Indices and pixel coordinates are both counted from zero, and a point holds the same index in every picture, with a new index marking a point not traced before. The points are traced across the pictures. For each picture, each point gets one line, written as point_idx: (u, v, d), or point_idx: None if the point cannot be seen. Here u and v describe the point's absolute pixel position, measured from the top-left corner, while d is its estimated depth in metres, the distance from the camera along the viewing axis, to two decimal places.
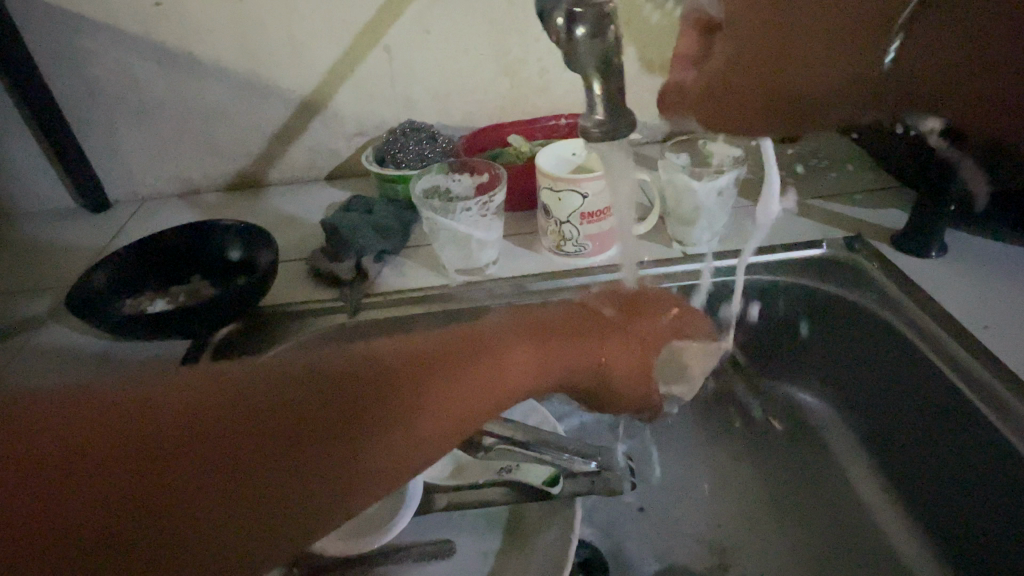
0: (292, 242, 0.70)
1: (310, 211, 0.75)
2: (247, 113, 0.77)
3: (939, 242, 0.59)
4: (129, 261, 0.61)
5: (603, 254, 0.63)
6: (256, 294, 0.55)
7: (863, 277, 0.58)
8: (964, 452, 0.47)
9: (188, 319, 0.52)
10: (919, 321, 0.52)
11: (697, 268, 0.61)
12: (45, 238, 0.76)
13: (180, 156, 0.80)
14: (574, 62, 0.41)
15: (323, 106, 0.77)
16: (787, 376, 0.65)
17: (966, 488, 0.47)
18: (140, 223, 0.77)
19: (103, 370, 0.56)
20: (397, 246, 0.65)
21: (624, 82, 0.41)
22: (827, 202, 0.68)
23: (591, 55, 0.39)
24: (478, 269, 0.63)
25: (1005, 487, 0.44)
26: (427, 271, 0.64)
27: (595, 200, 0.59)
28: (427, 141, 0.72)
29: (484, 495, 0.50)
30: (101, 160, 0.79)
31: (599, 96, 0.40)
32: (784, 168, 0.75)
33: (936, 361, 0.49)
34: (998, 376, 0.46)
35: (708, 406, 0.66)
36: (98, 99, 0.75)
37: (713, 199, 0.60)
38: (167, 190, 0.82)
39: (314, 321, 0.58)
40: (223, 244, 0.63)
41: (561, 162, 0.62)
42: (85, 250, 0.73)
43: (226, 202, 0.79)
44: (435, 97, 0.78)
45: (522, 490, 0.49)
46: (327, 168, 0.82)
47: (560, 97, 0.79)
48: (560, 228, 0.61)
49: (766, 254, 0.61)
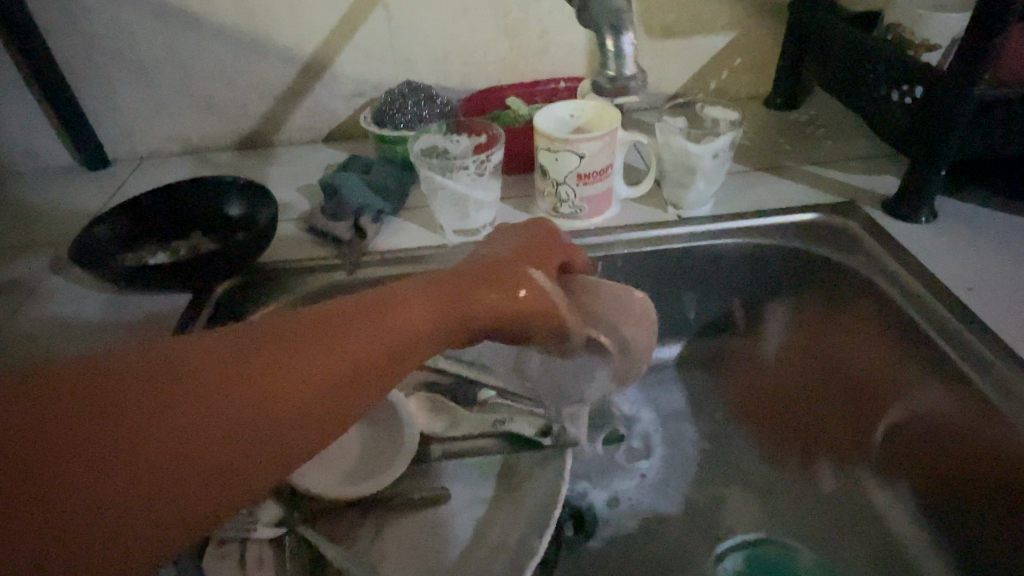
0: (290, 202, 0.70)
1: (309, 171, 0.76)
2: (246, 72, 0.77)
3: (930, 208, 0.60)
4: (130, 215, 0.61)
5: (599, 217, 0.64)
6: (257, 248, 0.56)
7: (855, 242, 0.59)
8: (944, 408, 0.49)
9: (189, 270, 0.53)
10: (907, 285, 0.54)
11: (691, 231, 0.62)
12: (45, 195, 0.77)
13: (179, 115, 0.79)
14: (587, 17, 0.49)
15: (322, 66, 0.77)
16: (777, 340, 0.66)
17: (944, 443, 0.49)
18: (140, 182, 0.77)
19: (106, 322, 0.57)
20: (394, 206, 0.66)
21: (634, 38, 0.48)
22: (821, 169, 0.69)
23: (603, 11, 0.47)
24: (475, 229, 0.63)
25: (982, 441, 0.46)
26: (425, 231, 0.64)
27: (591, 161, 0.59)
28: (425, 103, 0.72)
29: (480, 444, 0.53)
30: (98, 118, 0.79)
31: (610, 50, 0.48)
32: (781, 135, 0.76)
33: (921, 322, 0.51)
34: (978, 337, 0.48)
35: (698, 368, 0.67)
36: (96, 55, 0.74)
37: (709, 161, 0.60)
38: (165, 149, 0.82)
39: (313, 277, 0.59)
40: (222, 200, 0.63)
41: (558, 122, 0.62)
42: (85, 207, 0.73)
43: (224, 163, 0.79)
44: (435, 59, 0.77)
45: (516, 439, 0.53)
46: (325, 131, 0.82)
47: (560, 60, 0.79)
48: (556, 189, 0.61)
49: (758, 219, 0.62)
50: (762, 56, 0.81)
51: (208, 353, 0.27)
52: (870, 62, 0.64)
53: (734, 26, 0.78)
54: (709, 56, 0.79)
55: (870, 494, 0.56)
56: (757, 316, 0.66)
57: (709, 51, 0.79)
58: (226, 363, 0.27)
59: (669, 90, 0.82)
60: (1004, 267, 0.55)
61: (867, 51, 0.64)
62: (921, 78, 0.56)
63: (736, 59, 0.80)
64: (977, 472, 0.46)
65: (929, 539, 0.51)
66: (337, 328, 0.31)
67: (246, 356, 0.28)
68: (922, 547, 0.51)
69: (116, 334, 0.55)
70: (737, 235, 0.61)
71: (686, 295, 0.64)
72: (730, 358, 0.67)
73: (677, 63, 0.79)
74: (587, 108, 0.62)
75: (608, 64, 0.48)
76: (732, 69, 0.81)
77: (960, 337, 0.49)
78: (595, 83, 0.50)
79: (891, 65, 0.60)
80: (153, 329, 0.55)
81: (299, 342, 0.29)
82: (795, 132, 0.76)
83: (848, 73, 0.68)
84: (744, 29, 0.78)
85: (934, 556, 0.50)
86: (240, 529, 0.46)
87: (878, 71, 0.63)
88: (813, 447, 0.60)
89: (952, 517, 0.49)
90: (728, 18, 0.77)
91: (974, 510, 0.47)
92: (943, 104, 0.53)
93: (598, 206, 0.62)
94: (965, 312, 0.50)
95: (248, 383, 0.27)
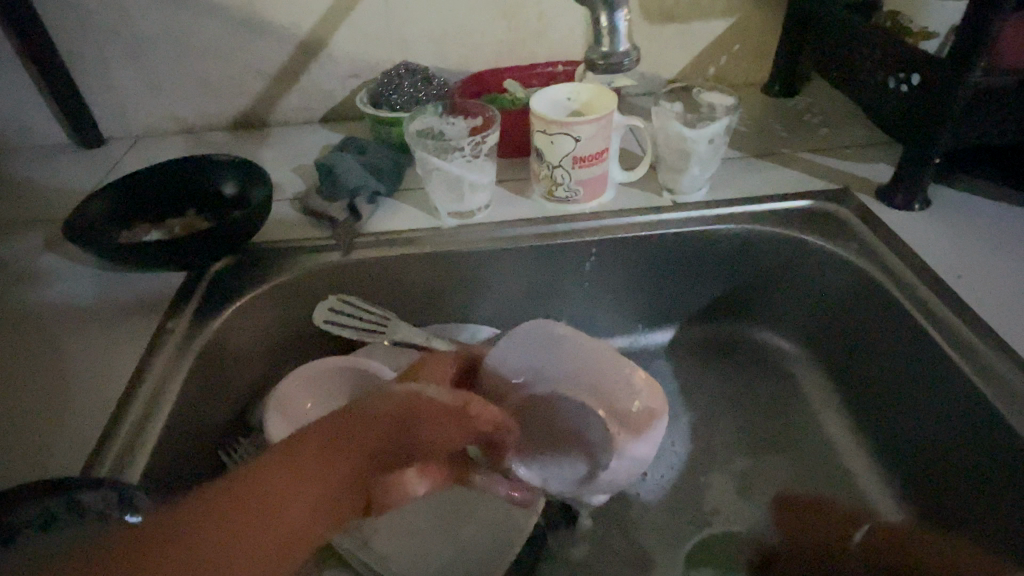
0: (286, 182, 0.70)
1: (305, 152, 0.76)
2: (242, 50, 0.76)
3: (922, 196, 0.60)
4: (124, 193, 0.61)
5: (593, 201, 0.64)
6: (251, 228, 0.56)
7: (847, 229, 0.59)
8: (929, 392, 0.50)
9: (183, 248, 0.53)
10: (896, 272, 0.54)
11: (685, 217, 0.62)
12: (39, 172, 0.76)
13: (174, 94, 0.79)
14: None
15: (318, 46, 0.76)
16: (768, 326, 0.67)
17: (929, 427, 0.50)
18: (135, 160, 0.77)
19: (101, 298, 0.57)
20: (389, 188, 0.66)
21: (626, 14, 0.54)
22: (816, 156, 0.69)
23: None
24: (471, 212, 0.63)
25: (965, 425, 0.46)
26: (420, 213, 0.64)
27: (586, 145, 0.58)
28: (422, 84, 0.72)
29: None
30: (93, 95, 0.79)
31: (605, 27, 0.54)
32: (778, 122, 0.76)
33: (910, 309, 0.51)
34: (965, 323, 0.49)
35: (690, 353, 0.68)
36: (89, 31, 0.74)
37: (704, 147, 0.60)
38: (160, 128, 0.82)
39: (308, 257, 0.59)
40: (217, 179, 0.63)
41: (555, 106, 0.62)
42: (80, 185, 0.73)
43: (219, 143, 0.79)
44: (432, 40, 0.77)
45: None
46: (322, 111, 0.82)
47: (559, 43, 0.78)
48: (552, 172, 0.61)
49: (752, 205, 0.62)
50: (761, 41, 0.80)
51: (219, 503, 0.33)
52: (869, 49, 0.63)
53: (733, 11, 0.77)
54: (707, 41, 0.79)
55: (855, 476, 0.57)
56: (749, 302, 0.66)
57: (708, 36, 0.79)
58: (257, 496, 0.34)
59: (667, 75, 0.81)
60: (993, 255, 0.55)
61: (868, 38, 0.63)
62: (920, 66, 0.55)
63: (735, 44, 0.80)
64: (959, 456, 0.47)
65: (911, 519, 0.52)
66: (264, 488, 0.34)
67: (273, 491, 0.34)
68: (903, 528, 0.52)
69: (110, 310, 0.56)
70: (731, 221, 0.61)
71: (680, 281, 0.65)
72: (722, 344, 0.68)
73: (676, 48, 0.79)
74: (583, 91, 0.62)
75: (603, 41, 0.54)
76: (731, 55, 0.81)
77: (948, 324, 0.49)
78: (589, 59, 0.56)
79: (890, 51, 0.60)
80: (146, 307, 0.55)
81: (330, 468, 0.37)
82: (791, 119, 0.76)
83: (850, 59, 0.68)
84: (743, 14, 0.78)
85: None
86: None
87: (876, 57, 0.63)
88: (800, 431, 0.61)
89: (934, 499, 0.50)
90: (727, 3, 0.76)
91: (954, 492, 0.48)
92: (939, 92, 0.53)
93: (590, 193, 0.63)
94: (953, 298, 0.51)
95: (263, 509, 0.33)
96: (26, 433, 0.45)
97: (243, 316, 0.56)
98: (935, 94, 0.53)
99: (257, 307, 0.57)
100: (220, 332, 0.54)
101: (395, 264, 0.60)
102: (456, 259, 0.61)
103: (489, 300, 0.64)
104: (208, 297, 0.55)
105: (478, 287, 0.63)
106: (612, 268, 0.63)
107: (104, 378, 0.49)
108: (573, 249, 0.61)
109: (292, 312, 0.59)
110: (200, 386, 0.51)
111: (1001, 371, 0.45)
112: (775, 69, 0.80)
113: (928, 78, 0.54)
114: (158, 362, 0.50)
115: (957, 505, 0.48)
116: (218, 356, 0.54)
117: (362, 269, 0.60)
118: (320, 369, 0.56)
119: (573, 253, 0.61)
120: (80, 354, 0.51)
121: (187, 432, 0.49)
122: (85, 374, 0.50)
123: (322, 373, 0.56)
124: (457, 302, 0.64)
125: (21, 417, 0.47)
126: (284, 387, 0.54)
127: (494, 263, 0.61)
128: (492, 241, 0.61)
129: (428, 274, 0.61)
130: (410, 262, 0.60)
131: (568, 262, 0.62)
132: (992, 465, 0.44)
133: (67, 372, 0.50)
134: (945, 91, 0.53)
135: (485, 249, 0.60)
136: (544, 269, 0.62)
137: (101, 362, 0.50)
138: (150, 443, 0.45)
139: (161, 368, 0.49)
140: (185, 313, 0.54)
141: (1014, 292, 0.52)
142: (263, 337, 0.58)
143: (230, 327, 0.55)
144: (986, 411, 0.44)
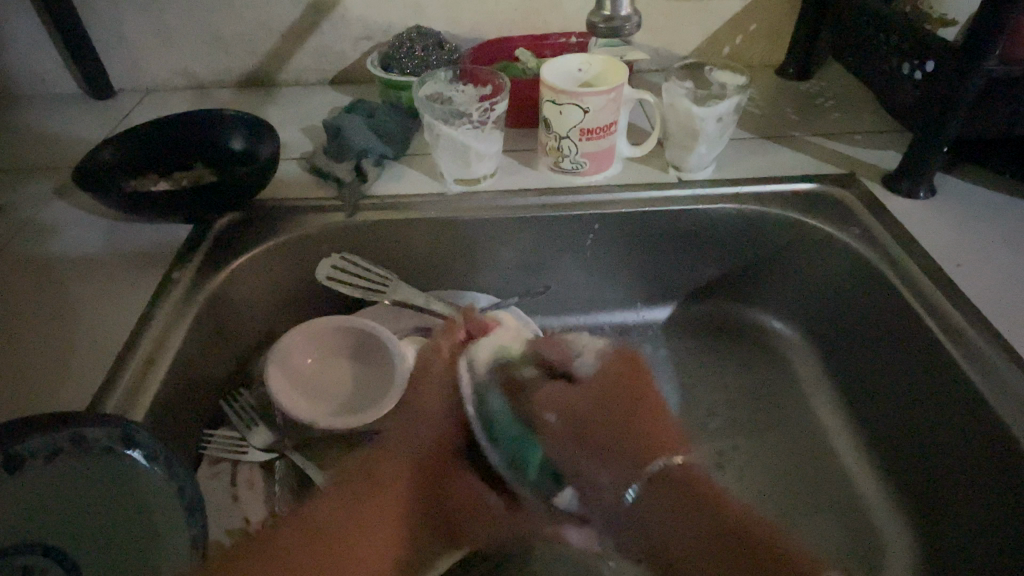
0: (292, 141, 0.70)
1: (314, 113, 0.76)
2: (254, 7, 0.75)
3: (928, 184, 0.60)
4: (133, 144, 0.62)
5: (599, 174, 0.64)
6: (259, 183, 0.57)
7: (850, 214, 0.60)
8: (919, 379, 0.51)
9: (190, 200, 0.54)
10: (896, 260, 0.55)
11: (689, 194, 0.62)
12: (48, 121, 0.76)
13: (186, 49, 0.79)
14: None
15: (331, 5, 0.76)
16: (765, 308, 0.67)
17: (918, 411, 0.51)
18: (144, 114, 0.77)
19: (108, 247, 0.58)
20: (396, 151, 0.66)
21: None
22: (825, 140, 0.69)
23: None
24: (475, 179, 0.63)
25: (954, 412, 0.47)
26: (426, 179, 0.65)
27: (595, 117, 0.58)
28: (433, 48, 0.71)
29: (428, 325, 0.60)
30: (103, 45, 0.78)
31: None
32: (790, 104, 0.75)
33: (907, 295, 0.52)
34: (959, 312, 0.49)
35: (686, 332, 0.68)
36: None
37: (713, 125, 0.60)
38: (171, 83, 0.82)
39: (313, 216, 0.59)
40: (226, 134, 0.64)
41: (566, 76, 0.62)
42: (90, 135, 0.74)
43: (228, 100, 0.79)
44: (446, 5, 0.76)
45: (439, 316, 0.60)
46: (332, 73, 0.82)
47: (574, 14, 0.78)
48: (558, 143, 0.61)
49: (756, 185, 0.62)
50: (779, 21, 0.79)
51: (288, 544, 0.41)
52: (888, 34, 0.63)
53: None
54: (724, 19, 0.78)
55: (841, 458, 0.58)
56: (747, 283, 0.67)
57: (725, 14, 0.78)
58: (337, 527, 0.43)
59: (681, 53, 0.81)
60: (994, 247, 0.56)
61: (888, 22, 0.62)
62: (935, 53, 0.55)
63: (752, 25, 0.79)
64: (945, 441, 0.48)
65: (896, 501, 0.53)
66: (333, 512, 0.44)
67: (374, 484, 0.47)
68: (884, 506, 0.54)
69: (116, 259, 0.56)
70: (735, 200, 0.61)
71: (678, 259, 0.65)
72: (717, 321, 0.69)
73: (692, 24, 0.78)
74: (596, 63, 0.62)
75: (606, 4, 0.56)
76: (747, 35, 0.80)
77: (943, 313, 0.50)
78: (591, 22, 0.57)
79: (907, 37, 0.59)
80: (152, 257, 0.56)
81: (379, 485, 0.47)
82: (803, 103, 0.75)
83: (869, 44, 0.67)
84: None
85: (895, 516, 0.52)
86: (231, 450, 0.52)
87: (894, 44, 0.62)
88: (791, 411, 0.62)
89: (919, 481, 0.51)
90: None
91: (940, 476, 0.49)
92: (951, 80, 0.53)
93: (595, 165, 0.63)
94: (951, 287, 0.51)
95: (371, 508, 0.45)
96: (31, 374, 0.47)
97: (248, 271, 0.57)
98: (947, 82, 0.53)
99: (261, 263, 0.58)
100: (225, 285, 0.55)
101: (398, 228, 0.60)
102: (459, 225, 0.61)
103: (488, 269, 0.65)
104: (214, 251, 0.56)
105: (477, 256, 0.63)
106: (611, 243, 0.63)
107: (109, 324, 0.50)
108: (573, 222, 0.61)
109: (295, 270, 0.60)
110: (202, 337, 0.52)
111: (990, 360, 0.46)
112: (790, 51, 0.79)
113: (944, 64, 0.53)
114: (162, 312, 0.50)
115: (943, 491, 0.49)
116: (221, 309, 0.55)
117: (366, 230, 0.60)
118: (320, 327, 0.57)
119: (576, 226, 0.62)
120: (86, 300, 0.52)
121: (190, 380, 0.51)
122: (91, 320, 0.50)
123: (321, 330, 0.57)
124: (458, 270, 0.65)
125: (29, 357, 0.48)
126: (285, 342, 0.55)
127: (497, 231, 0.62)
128: (496, 209, 0.61)
129: (431, 239, 0.62)
130: (414, 227, 0.61)
131: (567, 235, 0.62)
132: (981, 452, 0.45)
133: (75, 317, 0.51)
134: (957, 81, 0.52)
135: (488, 216, 0.61)
136: (544, 241, 0.63)
137: (107, 308, 0.51)
138: (154, 387, 0.46)
139: (165, 317, 0.50)
140: (191, 265, 0.55)
141: (1011, 284, 0.52)
142: (266, 292, 0.59)
143: (233, 281, 0.56)
144: (976, 399, 0.45)
